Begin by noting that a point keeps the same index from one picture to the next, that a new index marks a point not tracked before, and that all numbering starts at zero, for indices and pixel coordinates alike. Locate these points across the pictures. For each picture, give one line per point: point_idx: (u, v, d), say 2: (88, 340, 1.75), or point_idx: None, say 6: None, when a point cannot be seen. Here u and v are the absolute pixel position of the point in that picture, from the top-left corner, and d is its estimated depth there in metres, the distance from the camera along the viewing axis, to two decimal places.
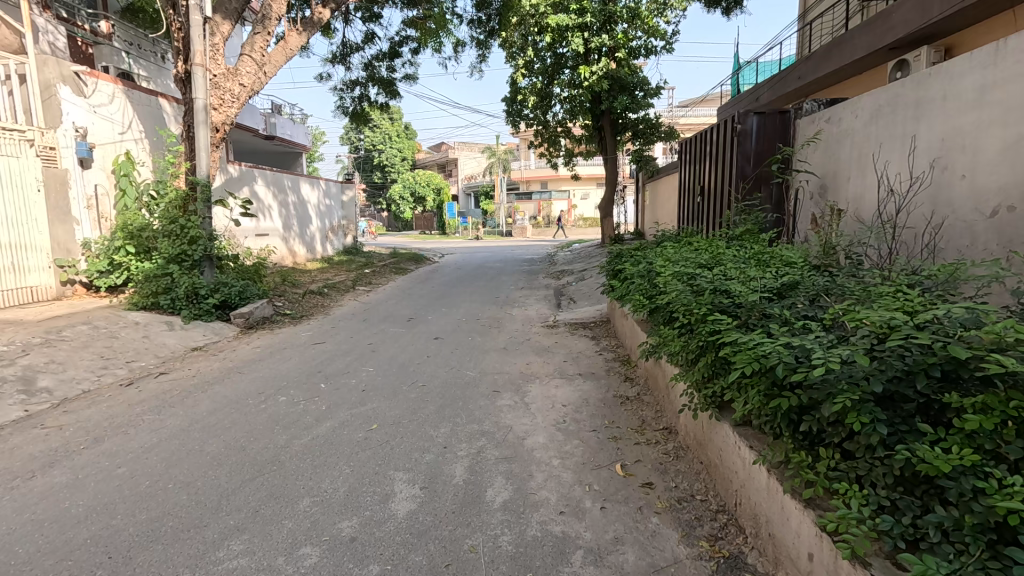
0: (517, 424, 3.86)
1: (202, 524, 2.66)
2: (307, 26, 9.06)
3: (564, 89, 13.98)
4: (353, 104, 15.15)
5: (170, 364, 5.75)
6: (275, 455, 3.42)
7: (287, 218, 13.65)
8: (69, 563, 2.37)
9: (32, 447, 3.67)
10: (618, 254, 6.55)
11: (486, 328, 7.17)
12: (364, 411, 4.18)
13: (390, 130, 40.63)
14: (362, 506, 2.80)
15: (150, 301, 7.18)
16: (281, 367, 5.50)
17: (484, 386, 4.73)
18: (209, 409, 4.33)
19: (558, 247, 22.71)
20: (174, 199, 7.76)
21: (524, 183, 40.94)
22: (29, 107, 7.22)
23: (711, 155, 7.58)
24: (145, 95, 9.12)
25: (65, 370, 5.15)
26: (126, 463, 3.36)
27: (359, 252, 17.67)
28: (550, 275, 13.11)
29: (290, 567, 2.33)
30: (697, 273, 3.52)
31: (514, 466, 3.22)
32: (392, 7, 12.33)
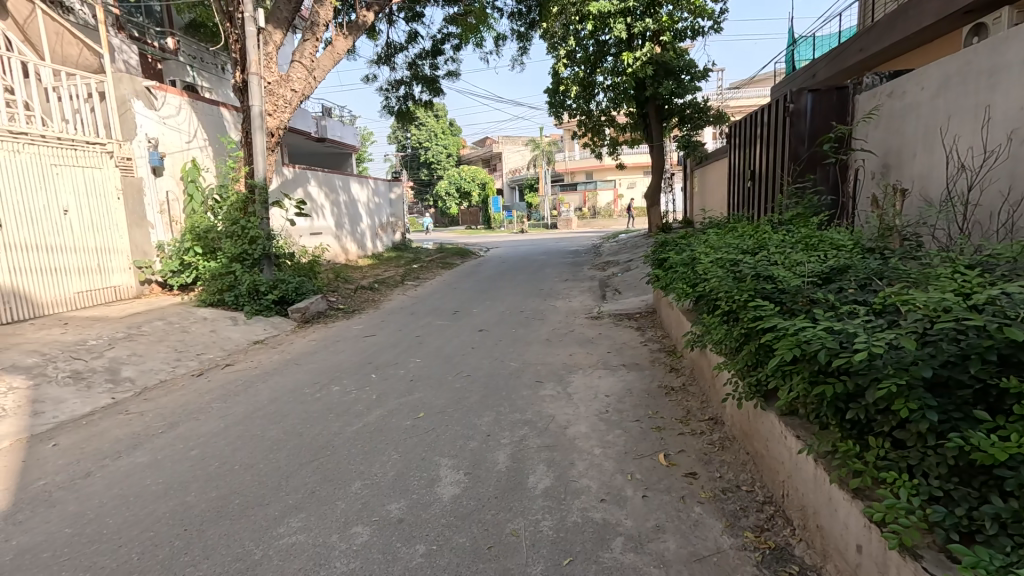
0: (559, 414, 3.89)
1: (265, 503, 2.86)
2: (353, 30, 9.35)
3: (607, 77, 13.73)
4: (398, 103, 15.52)
5: (235, 356, 6.18)
6: (329, 441, 3.62)
7: (339, 217, 14.20)
8: (152, 534, 2.63)
9: (118, 430, 4.06)
10: (663, 242, 6.41)
11: (530, 320, 7.22)
12: (412, 400, 4.34)
13: (436, 127, 41.31)
14: (410, 490, 2.93)
15: (216, 298, 7.70)
16: (334, 358, 5.78)
17: (528, 376, 4.79)
18: (269, 397, 4.62)
19: (604, 238, 22.43)
20: (235, 202, 8.26)
21: (569, 174, 40.63)
22: (108, 122, 7.91)
23: (761, 138, 7.28)
24: (208, 104, 9.72)
25: (144, 361, 5.63)
26: (198, 446, 3.66)
27: (407, 248, 18.14)
28: (596, 266, 13.00)
29: (343, 544, 2.47)
30: (740, 259, 3.42)
31: (556, 454, 3.26)
32: (433, 5, 12.52)
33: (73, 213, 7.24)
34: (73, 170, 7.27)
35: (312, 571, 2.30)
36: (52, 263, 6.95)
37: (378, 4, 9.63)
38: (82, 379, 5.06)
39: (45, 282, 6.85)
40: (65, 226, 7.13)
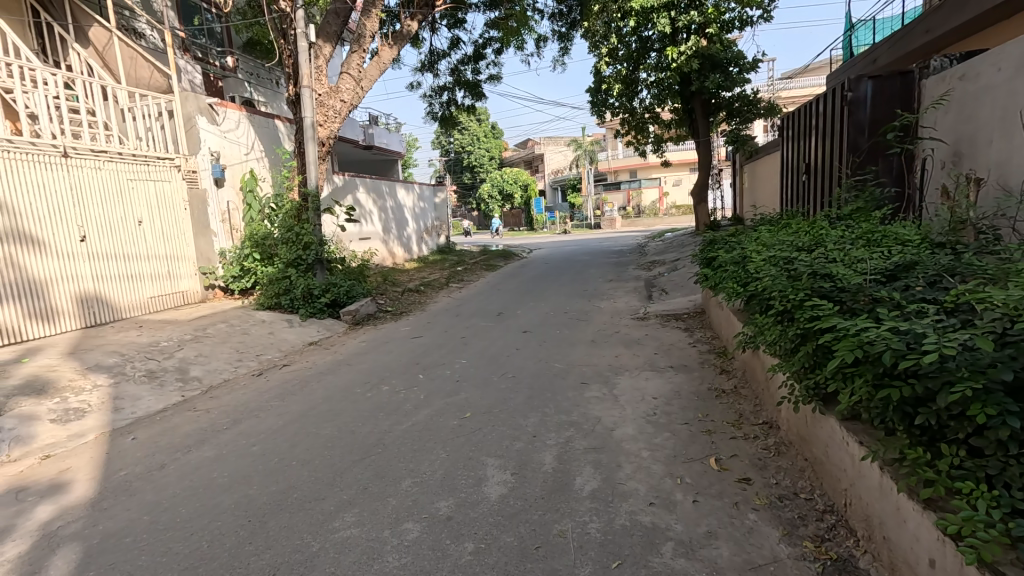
0: (605, 416, 3.86)
1: (321, 497, 2.99)
2: (398, 39, 9.61)
3: (650, 73, 13.45)
4: (442, 109, 15.83)
5: (292, 357, 6.47)
6: (380, 439, 3.74)
7: (386, 222, 14.62)
8: (219, 523, 2.80)
9: (188, 426, 4.35)
10: (712, 240, 6.22)
11: (575, 321, 7.18)
12: (458, 400, 4.41)
13: (478, 131, 41.77)
14: (458, 488, 2.98)
15: (274, 302, 8.10)
16: (383, 359, 5.95)
17: (573, 377, 4.77)
18: (323, 397, 4.82)
19: (650, 237, 21.99)
20: (290, 210, 8.65)
21: (612, 173, 40.13)
22: (177, 138, 8.50)
23: (817, 130, 6.95)
24: (264, 118, 10.23)
25: (210, 361, 6.00)
26: (259, 442, 3.86)
27: (451, 251, 18.44)
28: (641, 266, 12.78)
29: (394, 539, 2.55)
30: (795, 256, 3.28)
31: (602, 456, 3.23)
32: (475, 11, 12.70)
33: (147, 224, 7.82)
34: (146, 184, 7.85)
35: (366, 564, 2.38)
36: (129, 270, 7.52)
37: (422, 13, 9.86)
38: (156, 377, 5.45)
39: (123, 288, 7.42)
40: (140, 236, 7.71)
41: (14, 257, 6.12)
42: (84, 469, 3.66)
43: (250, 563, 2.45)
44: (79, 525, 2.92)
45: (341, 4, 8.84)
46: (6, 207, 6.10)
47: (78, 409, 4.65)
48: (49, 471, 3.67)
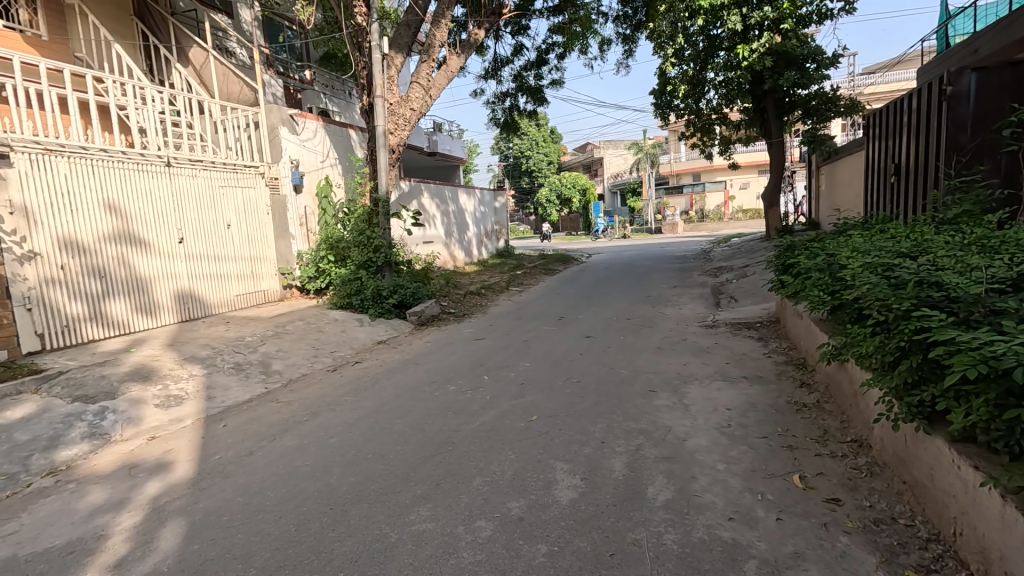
0: (676, 425, 3.75)
1: (397, 490, 3.11)
2: (465, 48, 9.85)
3: (718, 72, 12.89)
4: (504, 114, 16.04)
5: (362, 354, 6.78)
6: (449, 437, 3.83)
7: (448, 226, 14.97)
8: (305, 509, 2.97)
9: (272, 416, 4.65)
10: (789, 246, 5.90)
11: (638, 327, 7.03)
12: (524, 402, 4.45)
13: (537, 136, 41.91)
14: (528, 490, 3.00)
15: (345, 302, 8.50)
16: (448, 360, 6.09)
17: (640, 385, 4.67)
18: (393, 394, 5.00)
19: (714, 242, 21.20)
20: (362, 214, 9.05)
21: (674, 177, 39.02)
22: (262, 147, 9.14)
23: (908, 127, 6.46)
24: (338, 127, 10.77)
25: (289, 356, 6.39)
26: (336, 434, 4.07)
27: (510, 255, 18.58)
28: (707, 272, 12.33)
29: (468, 536, 2.60)
30: (897, 263, 3.07)
31: (675, 466, 3.15)
32: (539, 17, 12.79)
33: (234, 227, 8.45)
34: (235, 190, 8.49)
35: (442, 558, 2.45)
36: (219, 270, 8.16)
37: (488, 21, 10.10)
38: (242, 370, 5.87)
39: (214, 286, 8.07)
40: (229, 239, 8.35)
41: (125, 257, 6.81)
42: (184, 451, 4.00)
43: (334, 548, 2.59)
44: (183, 501, 3.21)
45: (412, 16, 9.20)
46: (120, 211, 6.79)
47: (177, 396, 5.10)
48: (155, 451, 4.05)
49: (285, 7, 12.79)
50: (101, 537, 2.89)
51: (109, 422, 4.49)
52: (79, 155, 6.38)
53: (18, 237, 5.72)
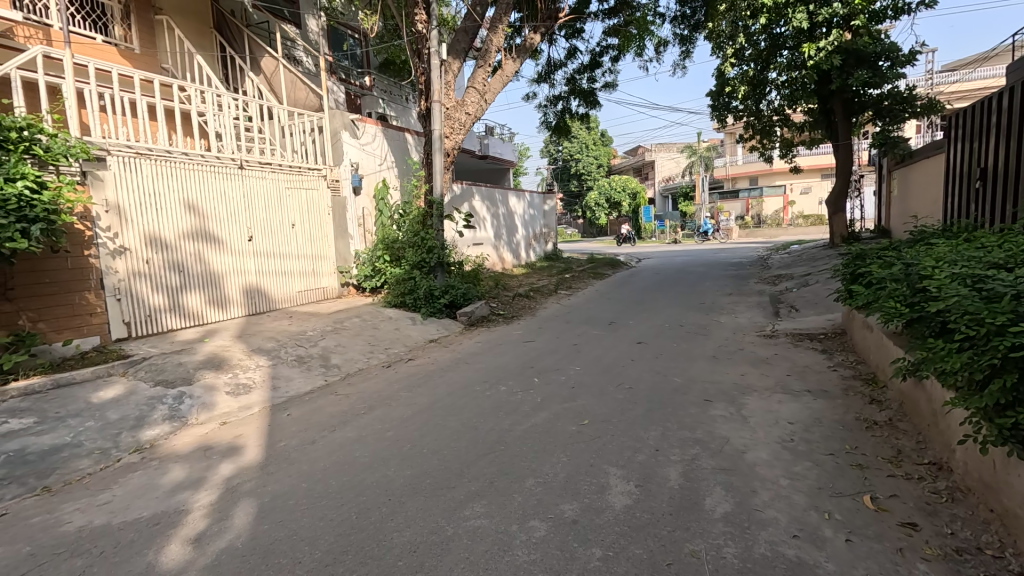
0: (734, 437, 3.64)
1: (452, 485, 3.19)
2: (520, 53, 9.95)
3: (782, 72, 12.34)
4: (555, 118, 16.05)
5: (415, 352, 6.96)
6: (501, 437, 3.88)
7: (497, 228, 15.13)
8: (365, 499, 3.10)
9: (331, 408, 4.86)
10: (859, 253, 5.59)
11: (692, 335, 6.86)
12: (575, 406, 4.44)
13: (587, 138, 41.56)
14: (582, 493, 3.00)
15: (399, 300, 8.76)
16: (499, 361, 6.15)
17: (695, 393, 4.56)
18: (446, 392, 5.11)
19: (772, 249, 20.35)
20: (417, 216, 9.29)
21: (730, 181, 37.71)
22: (325, 151, 9.57)
23: (996, 128, 5.98)
24: (396, 131, 11.11)
25: (347, 351, 6.66)
26: (392, 428, 4.21)
27: (558, 258, 18.55)
28: (765, 280, 11.85)
29: (523, 535, 2.63)
30: (989, 275, 2.89)
31: (734, 479, 3.06)
32: (594, 20, 12.73)
33: (298, 227, 8.89)
34: (300, 192, 8.93)
35: (497, 555, 2.49)
36: (283, 267, 8.61)
37: (544, 26, 10.16)
38: (304, 363, 6.17)
39: (279, 282, 8.53)
40: (293, 237, 8.79)
41: (201, 253, 7.30)
42: (253, 437, 4.25)
43: (393, 537, 2.68)
44: (253, 483, 3.41)
45: (470, 22, 9.39)
46: (198, 211, 7.29)
47: (245, 385, 5.43)
48: (227, 436, 4.32)
49: (350, 16, 13.48)
50: (182, 511, 3.12)
51: (186, 406, 4.84)
52: (165, 159, 6.90)
53: (111, 234, 6.25)
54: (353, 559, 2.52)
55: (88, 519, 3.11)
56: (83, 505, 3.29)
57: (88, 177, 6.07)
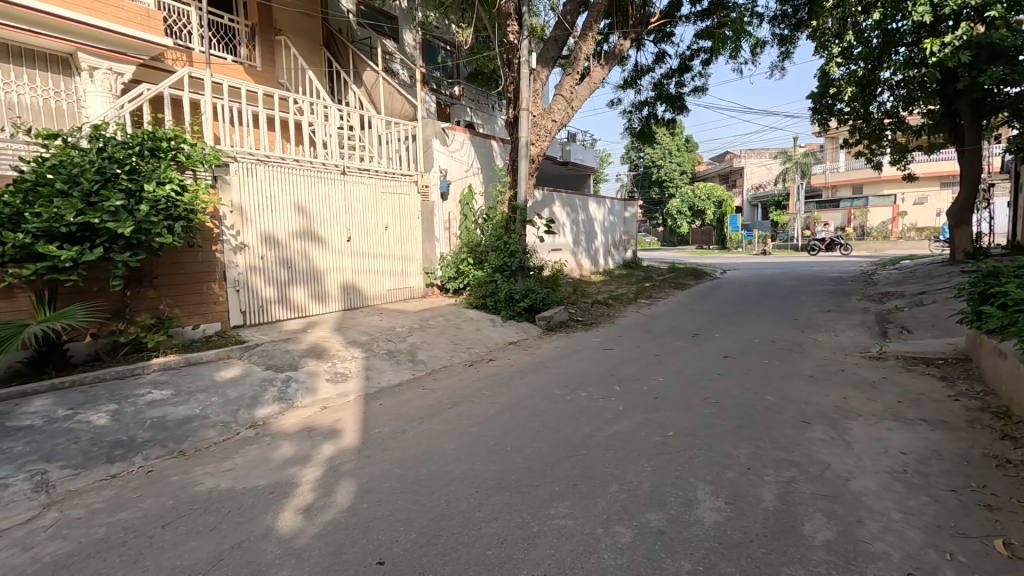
0: (837, 462, 3.40)
1: (536, 484, 3.26)
2: (609, 59, 9.93)
3: (897, 71, 11.28)
4: (640, 123, 15.77)
5: (495, 353, 7.15)
6: (583, 441, 3.91)
7: (577, 234, 15.12)
8: (453, 488, 3.25)
9: (419, 400, 5.14)
10: (990, 271, 5.01)
11: (785, 352, 6.45)
12: (658, 417, 4.36)
13: (671, 144, 40.30)
14: (668, 505, 2.95)
15: (481, 302, 9.03)
16: (579, 367, 6.16)
17: (791, 414, 4.30)
18: (527, 393, 5.20)
19: (879, 264, 18.57)
20: (501, 221, 9.52)
21: (830, 189, 34.94)
22: (417, 157, 10.09)
23: None
24: (482, 139, 11.46)
25: (432, 348, 6.99)
26: (477, 424, 4.37)
27: (637, 266, 18.16)
28: (869, 297, 10.87)
29: (608, 539, 2.64)
30: None
31: (836, 506, 2.87)
32: (684, 23, 12.42)
33: (391, 229, 9.44)
34: (393, 196, 9.50)
35: (583, 555, 2.52)
36: (376, 266, 9.19)
37: (635, 32, 10.09)
38: (394, 356, 6.56)
39: (372, 280, 9.13)
40: (386, 239, 9.37)
41: (307, 251, 7.98)
42: (350, 422, 4.59)
43: (481, 528, 2.79)
44: (353, 464, 3.70)
45: (560, 31, 9.53)
46: (306, 212, 7.98)
47: (342, 373, 5.87)
48: (327, 419, 4.70)
49: (443, 30, 14.28)
50: (292, 484, 3.45)
51: (292, 389, 5.32)
52: (280, 164, 7.63)
53: (235, 231, 7.02)
54: (444, 544, 2.66)
55: (216, 482, 3.53)
56: (211, 469, 3.74)
57: (219, 181, 6.87)
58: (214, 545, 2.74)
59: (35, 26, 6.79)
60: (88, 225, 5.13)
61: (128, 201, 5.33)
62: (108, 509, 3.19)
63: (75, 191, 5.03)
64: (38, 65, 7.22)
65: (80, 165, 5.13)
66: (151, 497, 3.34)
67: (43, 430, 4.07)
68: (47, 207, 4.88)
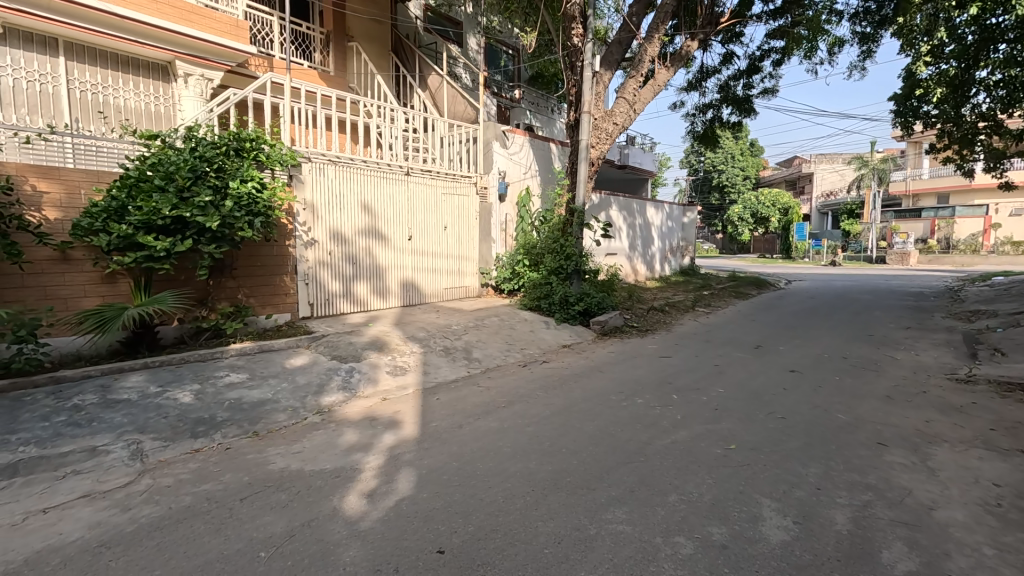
0: (919, 489, 3.17)
1: (592, 487, 3.25)
2: (676, 61, 9.72)
3: (996, 71, 10.32)
4: (703, 126, 15.30)
5: (549, 355, 7.16)
6: (640, 448, 3.84)
7: (633, 239, 14.86)
8: (509, 486, 3.28)
9: (475, 397, 5.23)
10: None
11: (859, 369, 6.07)
12: (719, 428, 4.22)
13: (734, 149, 38.74)
14: (732, 519, 2.86)
15: (535, 304, 9.07)
16: (634, 373, 6.06)
17: (865, 435, 4.04)
18: (582, 396, 5.18)
19: (966, 279, 17.04)
20: (558, 223, 9.50)
21: (912, 198, 32.50)
22: (476, 159, 10.27)
23: None
24: (541, 141, 11.49)
25: (487, 347, 7.09)
26: (532, 424, 4.40)
27: (695, 274, 17.62)
28: (955, 315, 10.02)
29: (668, 549, 2.59)
30: None
31: (918, 535, 2.68)
32: (755, 22, 11.96)
33: (449, 229, 9.67)
34: (453, 197, 9.72)
35: (642, 562, 2.49)
36: (434, 265, 9.43)
37: (703, 32, 9.84)
38: (450, 353, 6.71)
39: (430, 278, 9.38)
40: (445, 238, 9.60)
41: (371, 248, 8.32)
42: (409, 414, 4.74)
43: (538, 526, 2.81)
44: (412, 455, 3.82)
45: (625, 33, 9.43)
46: (371, 211, 8.31)
47: (401, 367, 6.07)
48: (388, 410, 4.88)
49: (506, 34, 14.58)
50: (356, 469, 3.61)
51: (355, 379, 5.56)
52: (349, 165, 7.98)
53: (306, 227, 7.42)
54: (502, 539, 2.70)
55: (287, 462, 3.75)
56: (283, 451, 3.97)
57: (293, 180, 7.27)
58: (286, 521, 2.91)
59: (139, 37, 7.46)
60: (180, 219, 5.59)
61: (215, 197, 5.75)
62: (194, 480, 3.47)
63: (170, 187, 5.49)
64: (141, 73, 7.92)
65: (176, 163, 5.59)
66: (229, 472, 3.60)
67: (137, 404, 4.48)
68: (146, 201, 5.36)
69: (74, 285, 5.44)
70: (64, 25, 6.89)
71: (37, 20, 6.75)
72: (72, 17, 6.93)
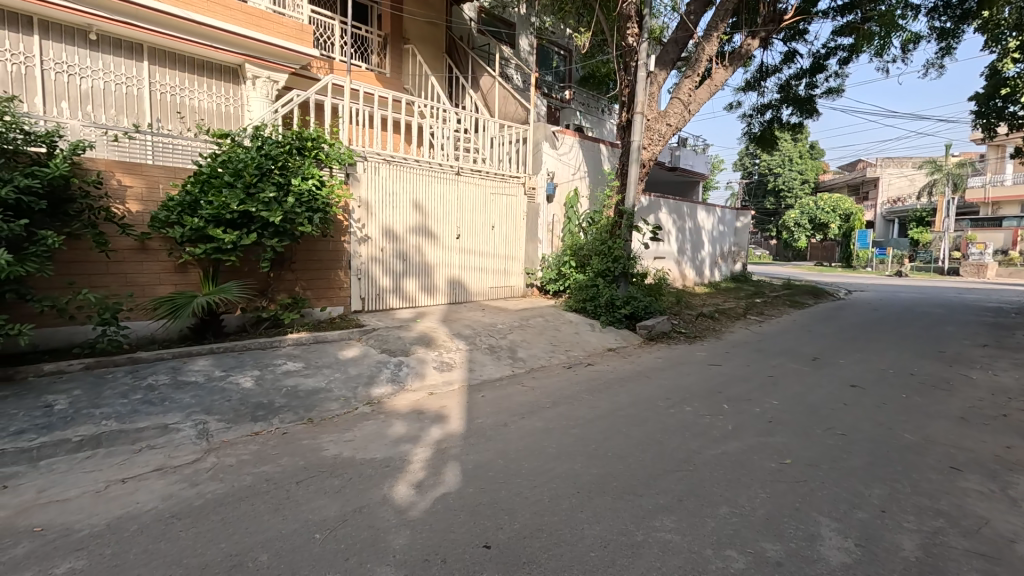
0: (998, 520, 2.94)
1: (640, 493, 3.19)
2: (734, 59, 9.39)
3: None
4: (761, 128, 14.72)
5: (594, 358, 7.10)
6: (689, 457, 3.75)
7: (682, 243, 14.49)
8: (555, 486, 3.28)
9: (520, 397, 5.25)
10: None
11: (929, 388, 5.67)
12: (773, 441, 4.06)
13: (792, 151, 36.99)
14: (787, 536, 2.74)
15: (580, 305, 9.02)
16: (682, 380, 5.92)
17: (936, 457, 3.78)
18: (628, 401, 5.10)
19: None
20: (606, 225, 9.38)
21: (991, 205, 30.09)
22: (525, 160, 10.31)
23: None
24: (591, 142, 11.39)
25: (531, 347, 7.11)
26: (577, 426, 4.37)
27: (747, 280, 16.99)
28: None
29: (718, 562, 2.52)
30: None
31: (997, 569, 2.48)
32: (822, 19, 11.41)
33: (497, 229, 9.76)
34: (501, 197, 9.79)
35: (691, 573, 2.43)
36: (480, 264, 9.53)
37: (765, 30, 9.47)
38: (495, 352, 6.77)
39: (476, 277, 9.49)
40: (492, 238, 9.69)
41: (421, 245, 8.51)
42: (455, 409, 4.82)
43: (583, 529, 2.79)
44: (458, 450, 3.88)
45: (682, 31, 9.22)
46: (422, 209, 8.49)
47: (448, 363, 6.17)
48: (434, 404, 4.97)
49: (558, 35, 14.67)
50: (404, 460, 3.70)
51: (403, 373, 5.71)
52: (402, 164, 8.19)
53: (361, 224, 7.67)
54: (547, 538, 2.71)
55: (339, 450, 3.89)
56: (335, 438, 4.13)
57: (350, 178, 7.54)
58: (339, 506, 3.03)
59: (213, 41, 7.94)
60: (246, 213, 5.91)
61: (278, 193, 6.04)
62: (254, 461, 3.66)
63: (239, 183, 5.82)
64: (215, 75, 8.43)
65: (244, 161, 5.90)
66: (286, 456, 3.77)
67: (204, 387, 4.77)
68: (217, 196, 5.71)
69: (151, 273, 5.85)
70: (150, 32, 7.44)
71: (124, 27, 7.28)
72: (154, 24, 7.45)
